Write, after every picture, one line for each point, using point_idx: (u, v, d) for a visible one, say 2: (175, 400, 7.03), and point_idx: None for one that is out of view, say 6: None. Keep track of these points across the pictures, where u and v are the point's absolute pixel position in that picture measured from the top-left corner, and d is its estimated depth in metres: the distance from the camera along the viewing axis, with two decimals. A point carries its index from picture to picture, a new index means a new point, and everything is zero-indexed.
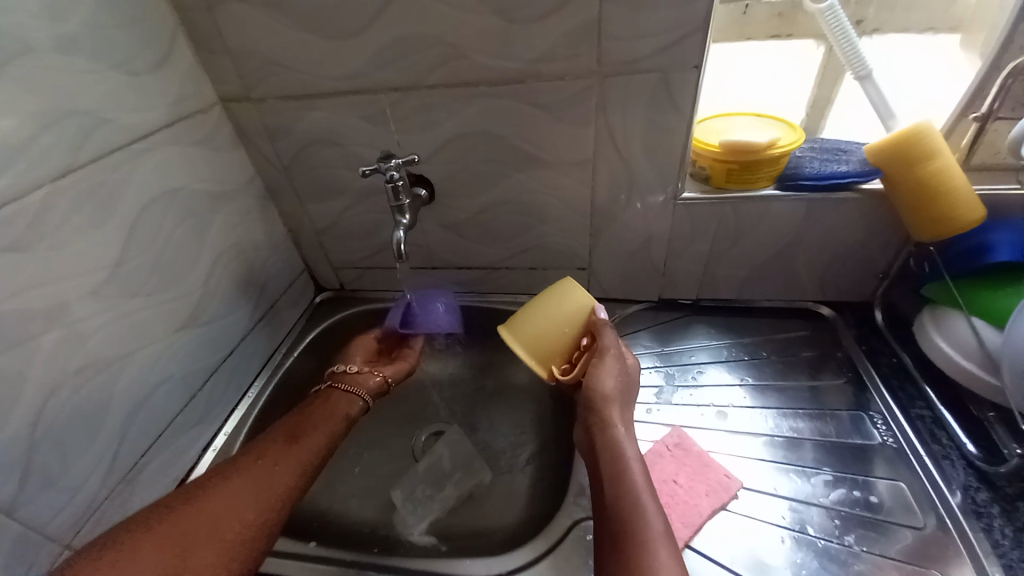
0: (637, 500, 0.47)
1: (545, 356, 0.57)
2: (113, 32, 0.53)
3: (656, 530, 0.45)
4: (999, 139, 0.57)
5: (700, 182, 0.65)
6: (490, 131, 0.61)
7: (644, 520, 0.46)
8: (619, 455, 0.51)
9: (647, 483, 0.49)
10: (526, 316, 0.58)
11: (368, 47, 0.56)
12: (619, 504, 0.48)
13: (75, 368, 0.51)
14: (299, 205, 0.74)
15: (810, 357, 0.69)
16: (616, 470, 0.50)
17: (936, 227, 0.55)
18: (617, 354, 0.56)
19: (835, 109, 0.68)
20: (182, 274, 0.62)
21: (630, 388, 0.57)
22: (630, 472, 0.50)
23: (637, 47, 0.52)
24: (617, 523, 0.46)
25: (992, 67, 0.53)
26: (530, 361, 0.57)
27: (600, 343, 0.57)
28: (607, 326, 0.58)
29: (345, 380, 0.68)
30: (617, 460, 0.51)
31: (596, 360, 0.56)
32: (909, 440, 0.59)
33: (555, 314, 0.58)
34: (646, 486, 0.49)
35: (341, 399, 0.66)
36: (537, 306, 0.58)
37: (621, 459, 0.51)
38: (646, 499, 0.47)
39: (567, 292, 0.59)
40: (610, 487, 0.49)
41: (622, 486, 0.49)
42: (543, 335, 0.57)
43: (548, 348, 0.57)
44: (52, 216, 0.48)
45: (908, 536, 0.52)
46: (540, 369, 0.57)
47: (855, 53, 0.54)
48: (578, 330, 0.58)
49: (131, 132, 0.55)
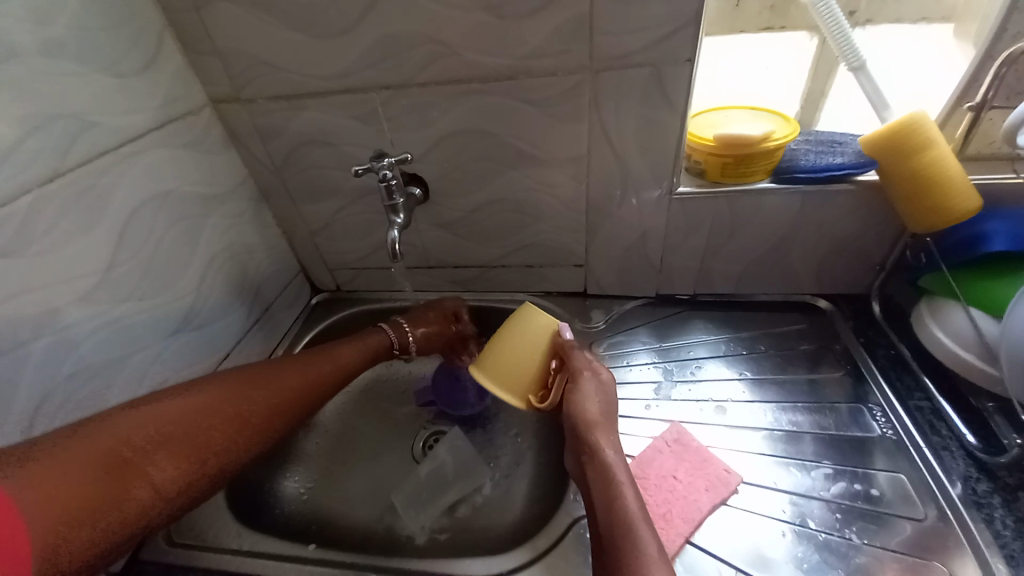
0: (632, 528, 0.46)
1: (519, 385, 0.56)
2: (100, 35, 0.52)
3: (652, 557, 0.44)
4: (993, 128, 0.56)
5: (695, 177, 0.65)
6: (483, 128, 0.61)
7: (641, 551, 0.45)
8: (609, 479, 0.50)
9: (642, 511, 0.48)
10: (497, 352, 0.57)
11: (359, 45, 0.55)
12: (613, 532, 0.47)
13: (67, 374, 0.51)
14: (293, 207, 0.74)
15: (809, 349, 0.69)
16: (609, 499, 0.49)
17: (932, 217, 0.55)
18: (592, 374, 0.56)
19: (830, 101, 0.67)
20: (175, 278, 0.61)
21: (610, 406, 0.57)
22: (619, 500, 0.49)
23: (629, 41, 0.52)
24: (612, 558, 0.45)
25: (986, 56, 0.52)
26: (506, 391, 0.56)
27: (571, 365, 0.57)
28: (574, 347, 0.57)
29: (392, 323, 0.73)
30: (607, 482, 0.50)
31: (572, 385, 0.56)
32: (908, 432, 0.59)
33: (524, 344, 0.56)
34: (640, 513, 0.48)
35: (374, 333, 0.71)
36: (503, 340, 0.57)
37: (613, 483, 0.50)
38: (642, 529, 0.46)
39: (525, 322, 0.56)
40: (603, 516, 0.48)
41: (616, 512, 0.48)
42: (516, 365, 0.55)
43: (523, 380, 0.56)
44: (41, 220, 0.48)
45: (909, 528, 0.52)
46: (519, 398, 0.56)
47: (848, 44, 0.53)
48: (548, 354, 0.57)
49: (119, 134, 0.55)
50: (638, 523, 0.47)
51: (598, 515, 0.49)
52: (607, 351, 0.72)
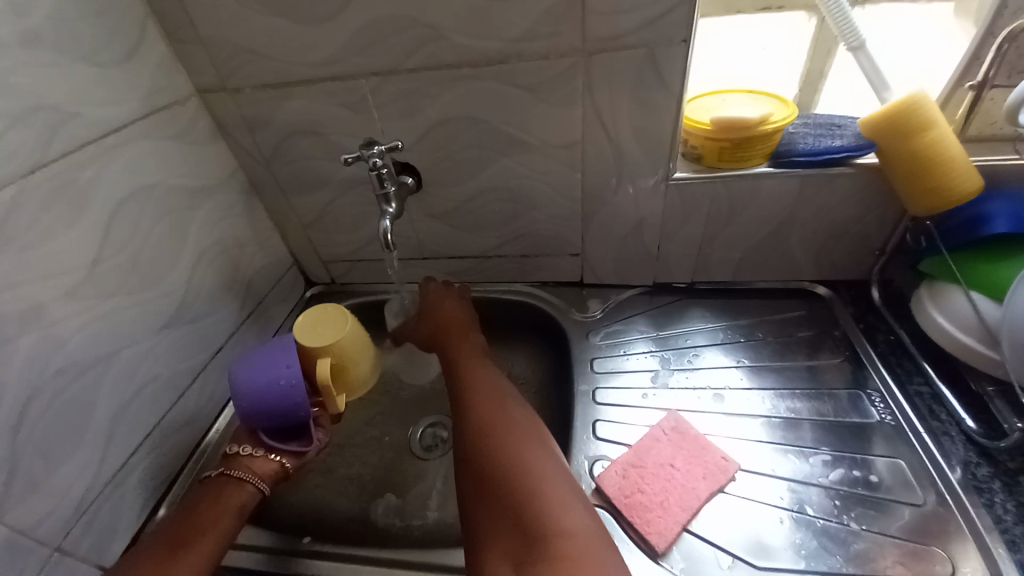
0: (509, 445, 0.52)
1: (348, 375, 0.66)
2: (78, 24, 0.51)
3: (532, 469, 0.50)
4: (995, 108, 0.55)
5: (691, 163, 0.64)
6: (474, 115, 0.60)
7: (569, 519, 0.46)
8: (521, 448, 0.52)
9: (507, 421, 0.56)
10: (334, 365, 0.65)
11: (345, 30, 0.54)
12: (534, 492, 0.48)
13: (55, 371, 0.50)
14: (283, 199, 0.73)
15: (808, 336, 0.68)
16: (480, 417, 0.56)
17: (933, 200, 0.54)
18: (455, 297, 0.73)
19: (828, 84, 0.66)
20: (163, 273, 0.60)
21: (493, 388, 0.61)
22: (484, 413, 0.57)
23: (621, 22, 0.51)
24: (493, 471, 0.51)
25: (986, 33, 0.51)
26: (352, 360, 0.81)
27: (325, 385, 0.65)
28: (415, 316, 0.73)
29: (228, 463, 0.58)
30: (521, 449, 0.52)
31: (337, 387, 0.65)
32: (907, 417, 0.59)
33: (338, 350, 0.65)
34: (563, 484, 0.49)
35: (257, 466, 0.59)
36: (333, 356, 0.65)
37: (527, 455, 0.51)
38: (508, 441, 0.53)
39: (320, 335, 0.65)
40: (512, 476, 0.49)
41: (534, 480, 0.49)
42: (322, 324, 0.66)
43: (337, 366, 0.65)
44: (23, 214, 0.47)
45: (908, 514, 0.52)
46: (323, 364, 0.62)
47: (847, 22, 0.52)
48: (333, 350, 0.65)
49: (102, 126, 0.54)
50: (562, 492, 0.48)
51: (492, 474, 0.50)
52: (604, 340, 0.72)
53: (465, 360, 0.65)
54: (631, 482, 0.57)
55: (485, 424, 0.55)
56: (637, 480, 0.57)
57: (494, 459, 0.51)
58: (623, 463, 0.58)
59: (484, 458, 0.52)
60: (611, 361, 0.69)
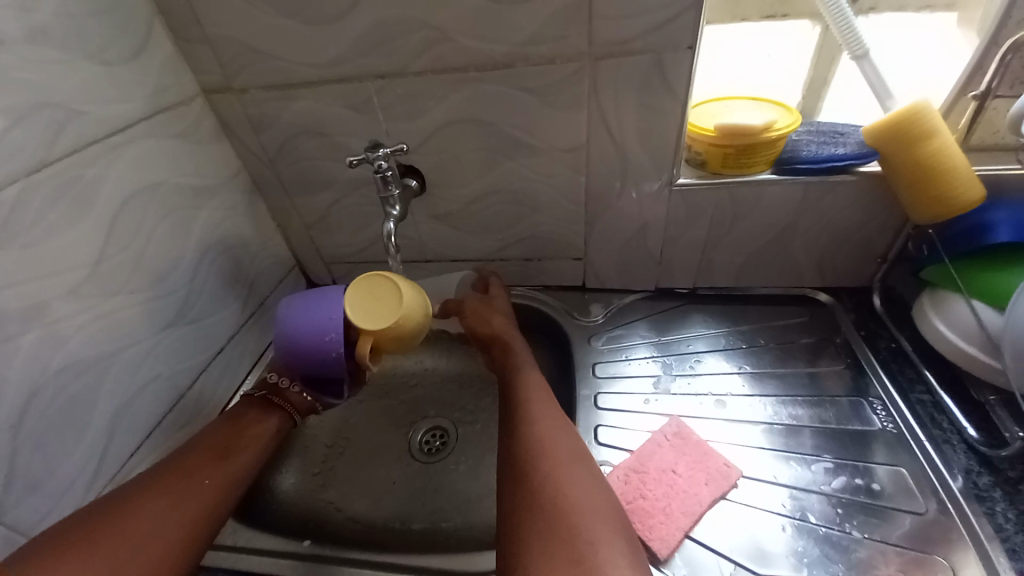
0: (564, 462, 0.52)
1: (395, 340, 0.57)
2: (85, 22, 0.51)
3: (584, 492, 0.49)
4: (998, 118, 0.55)
5: (695, 168, 0.64)
6: (480, 118, 0.60)
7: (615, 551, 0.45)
8: (576, 471, 0.51)
9: (563, 434, 0.55)
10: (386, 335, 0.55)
11: (352, 32, 0.54)
12: (585, 513, 0.47)
13: (56, 369, 0.50)
14: (287, 199, 0.73)
15: (809, 343, 0.68)
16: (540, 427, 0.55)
17: (935, 209, 0.54)
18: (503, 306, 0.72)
19: (832, 91, 0.66)
20: (166, 271, 0.60)
21: (550, 396, 0.60)
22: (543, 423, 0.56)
23: (628, 27, 0.51)
24: (545, 483, 0.50)
25: (990, 44, 0.52)
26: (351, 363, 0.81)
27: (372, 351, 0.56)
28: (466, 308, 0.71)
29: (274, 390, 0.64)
30: (574, 469, 0.51)
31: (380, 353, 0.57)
32: (909, 425, 0.59)
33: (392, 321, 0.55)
34: (614, 520, 0.48)
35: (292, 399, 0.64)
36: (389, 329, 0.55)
37: (577, 475, 0.51)
38: (563, 458, 0.52)
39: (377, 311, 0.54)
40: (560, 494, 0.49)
41: (585, 494, 0.49)
42: (375, 299, 0.54)
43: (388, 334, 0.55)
44: (27, 212, 0.47)
45: (909, 522, 0.52)
46: (364, 345, 0.53)
47: (851, 31, 0.52)
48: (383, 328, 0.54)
49: (107, 124, 0.53)
50: (611, 529, 0.47)
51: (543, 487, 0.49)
52: (606, 345, 0.72)
53: (522, 372, 0.63)
54: (632, 487, 0.57)
55: (545, 429, 0.55)
56: (639, 485, 0.57)
57: (545, 473, 0.51)
58: (625, 468, 0.58)
59: (538, 470, 0.51)
60: (612, 365, 0.69)
